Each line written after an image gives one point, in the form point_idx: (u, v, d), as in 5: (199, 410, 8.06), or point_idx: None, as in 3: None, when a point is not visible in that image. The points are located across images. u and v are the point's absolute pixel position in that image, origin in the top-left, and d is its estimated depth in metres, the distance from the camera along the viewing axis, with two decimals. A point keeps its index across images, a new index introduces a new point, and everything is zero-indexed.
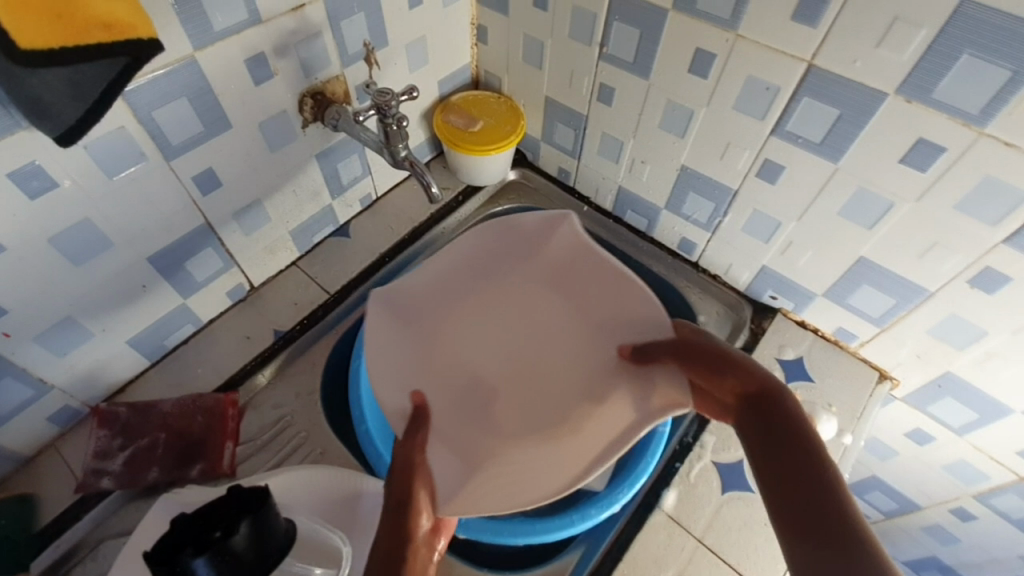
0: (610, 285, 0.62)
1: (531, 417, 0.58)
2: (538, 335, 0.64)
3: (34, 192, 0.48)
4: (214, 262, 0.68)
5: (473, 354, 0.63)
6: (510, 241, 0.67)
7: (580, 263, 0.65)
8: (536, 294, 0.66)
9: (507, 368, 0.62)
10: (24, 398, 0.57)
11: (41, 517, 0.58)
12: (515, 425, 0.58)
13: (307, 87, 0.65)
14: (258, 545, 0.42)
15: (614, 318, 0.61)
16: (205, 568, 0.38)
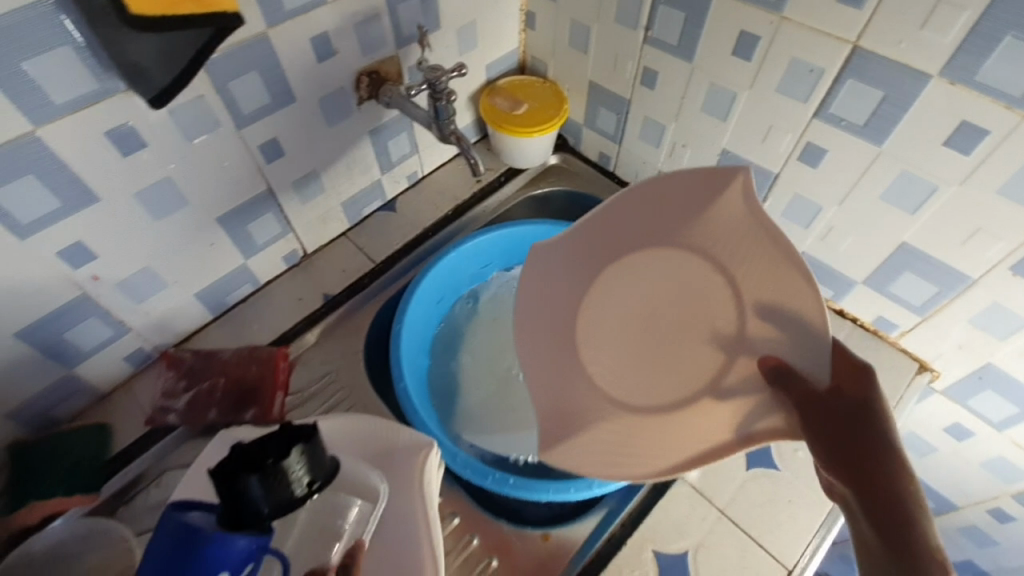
0: (767, 271, 0.56)
1: (641, 392, 0.64)
2: (665, 317, 0.66)
3: (126, 150, 0.54)
4: (273, 227, 0.73)
5: (598, 336, 0.68)
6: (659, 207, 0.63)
7: (740, 240, 0.58)
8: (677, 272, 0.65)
9: (632, 349, 0.67)
10: (105, 337, 0.64)
11: (117, 445, 0.65)
12: (623, 392, 0.65)
13: (363, 66, 0.69)
14: (304, 473, 0.45)
15: (782, 314, 0.55)
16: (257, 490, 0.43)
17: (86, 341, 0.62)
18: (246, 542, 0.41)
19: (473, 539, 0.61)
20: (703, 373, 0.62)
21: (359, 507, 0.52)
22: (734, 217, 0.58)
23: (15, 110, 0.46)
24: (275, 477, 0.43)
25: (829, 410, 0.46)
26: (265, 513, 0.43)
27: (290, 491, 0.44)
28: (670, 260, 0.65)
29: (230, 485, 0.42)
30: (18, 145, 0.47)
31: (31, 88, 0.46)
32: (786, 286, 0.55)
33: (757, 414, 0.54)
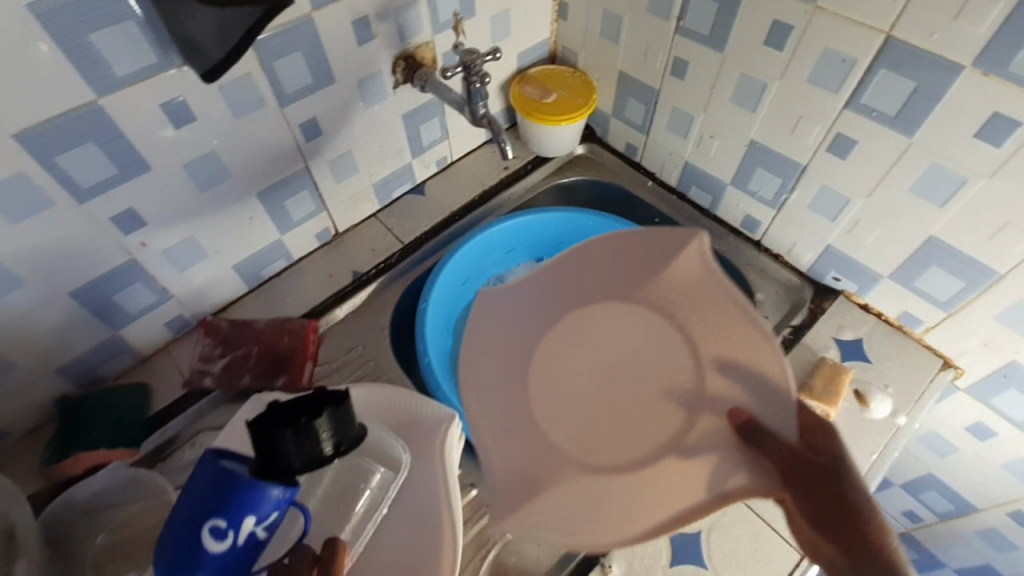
0: (720, 327, 0.59)
1: (600, 451, 0.62)
2: (618, 375, 0.66)
3: (178, 122, 0.57)
4: (308, 204, 0.76)
5: (551, 395, 0.66)
6: (613, 266, 0.66)
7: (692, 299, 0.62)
8: (630, 329, 0.67)
9: (586, 409, 0.66)
10: (150, 302, 0.67)
11: (156, 404, 0.69)
12: (580, 453, 0.62)
13: (400, 51, 0.71)
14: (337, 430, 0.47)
15: (735, 368, 0.56)
16: (292, 441, 0.44)
17: (132, 304, 0.66)
18: (279, 493, 0.44)
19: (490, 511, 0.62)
20: (661, 433, 0.60)
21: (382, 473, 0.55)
22: (694, 276, 0.61)
23: (82, 80, 0.49)
24: (308, 431, 0.45)
25: (810, 466, 0.42)
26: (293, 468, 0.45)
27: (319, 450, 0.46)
28: (627, 319, 0.67)
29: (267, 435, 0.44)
30: (82, 113, 0.51)
31: (97, 59, 0.49)
32: (736, 339, 0.57)
33: (726, 472, 0.50)
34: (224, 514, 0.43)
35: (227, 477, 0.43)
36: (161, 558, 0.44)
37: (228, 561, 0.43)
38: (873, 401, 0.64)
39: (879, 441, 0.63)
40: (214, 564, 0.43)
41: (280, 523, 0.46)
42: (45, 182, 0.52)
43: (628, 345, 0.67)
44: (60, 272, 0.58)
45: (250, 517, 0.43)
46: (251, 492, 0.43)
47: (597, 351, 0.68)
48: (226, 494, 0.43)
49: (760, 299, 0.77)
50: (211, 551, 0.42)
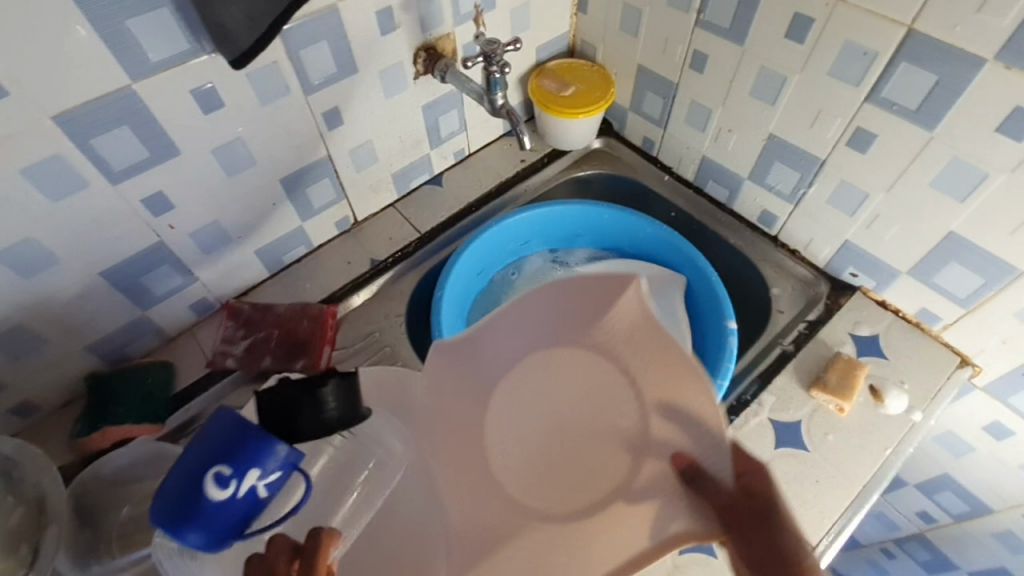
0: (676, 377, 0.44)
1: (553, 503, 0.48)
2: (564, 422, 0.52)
3: (207, 108, 0.59)
4: (328, 192, 0.78)
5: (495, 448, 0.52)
6: (552, 300, 0.51)
7: (639, 339, 0.47)
8: (572, 370, 0.52)
9: (534, 460, 0.51)
10: (176, 284, 0.69)
11: (180, 383, 0.71)
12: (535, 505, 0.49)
13: (421, 42, 0.73)
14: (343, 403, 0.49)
15: (686, 419, 0.43)
16: (303, 415, 0.47)
17: (159, 285, 0.68)
18: (286, 450, 0.44)
19: None
20: (608, 481, 0.47)
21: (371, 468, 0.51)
22: (634, 316, 0.48)
23: (118, 65, 0.51)
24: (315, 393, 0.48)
25: (749, 515, 0.40)
26: (298, 430, 0.47)
27: (325, 414, 0.48)
28: (568, 361, 0.52)
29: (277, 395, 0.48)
30: (118, 98, 0.53)
31: (133, 46, 0.51)
32: (687, 384, 0.43)
33: (666, 516, 0.42)
34: (231, 462, 0.42)
35: (241, 425, 0.42)
36: (155, 509, 0.41)
37: (225, 517, 0.41)
38: (887, 396, 0.64)
39: (894, 436, 0.63)
40: (212, 516, 0.41)
41: (282, 485, 0.45)
42: (80, 163, 0.54)
43: (569, 389, 0.52)
44: (91, 251, 0.60)
45: (256, 470, 0.42)
46: (261, 443, 0.42)
47: (538, 394, 0.53)
48: (236, 443, 0.42)
49: (776, 293, 0.77)
50: (214, 499, 0.41)
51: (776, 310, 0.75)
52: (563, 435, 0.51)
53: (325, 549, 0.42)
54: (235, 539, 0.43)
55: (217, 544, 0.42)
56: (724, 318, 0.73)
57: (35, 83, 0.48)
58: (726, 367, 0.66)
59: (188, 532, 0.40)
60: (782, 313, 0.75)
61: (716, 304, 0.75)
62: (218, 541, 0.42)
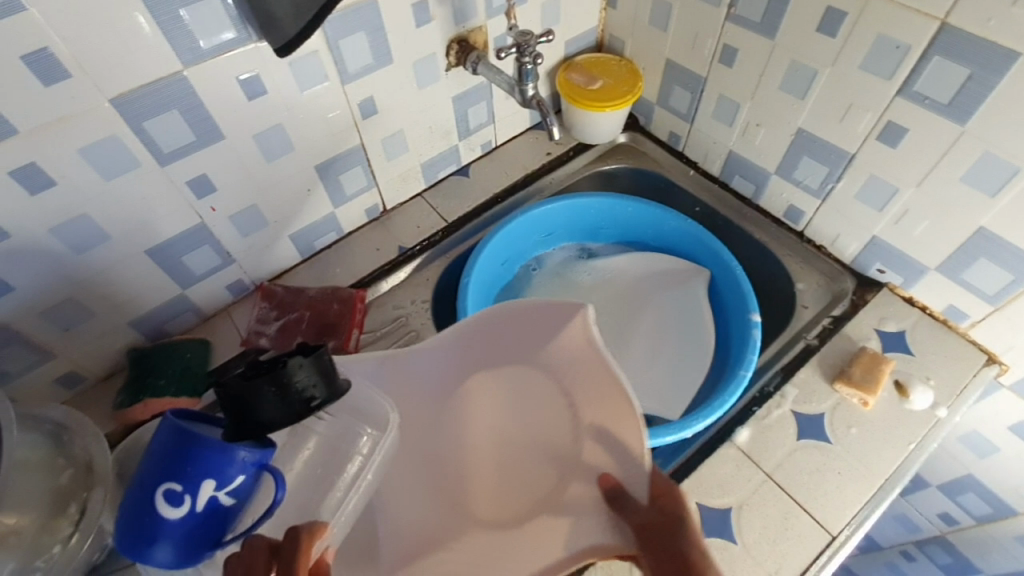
0: (608, 408, 0.49)
1: (495, 508, 0.55)
2: (516, 436, 0.57)
3: (251, 94, 0.61)
4: (360, 180, 0.80)
5: (455, 455, 0.59)
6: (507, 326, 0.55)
7: (581, 367, 0.52)
8: (525, 391, 0.57)
9: (486, 468, 0.58)
10: (214, 264, 0.72)
11: (216, 360, 0.74)
12: (481, 509, 0.55)
13: (454, 34, 0.74)
14: (310, 381, 0.45)
15: (614, 445, 0.48)
16: (267, 394, 0.44)
17: (199, 265, 0.71)
18: (248, 455, 0.44)
19: None
20: (543, 492, 0.53)
21: (369, 436, 0.53)
22: (577, 345, 0.52)
23: (171, 51, 0.54)
24: (279, 388, 0.44)
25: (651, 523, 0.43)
26: (269, 425, 0.45)
27: (296, 406, 0.45)
28: (522, 380, 0.57)
29: (238, 394, 0.44)
30: (169, 82, 0.55)
31: (186, 33, 0.54)
32: (619, 413, 0.48)
33: (580, 529, 0.47)
34: (181, 478, 0.43)
35: (186, 440, 0.43)
36: (120, 534, 0.44)
37: (190, 528, 0.44)
38: (912, 391, 0.64)
39: (918, 431, 0.62)
40: (172, 532, 0.43)
41: (250, 492, 0.46)
42: (132, 144, 0.57)
43: (522, 405, 0.57)
44: (138, 229, 0.63)
45: (211, 481, 0.44)
46: (214, 456, 0.43)
47: (497, 408, 0.59)
48: (183, 460, 0.43)
49: (800, 289, 0.77)
50: (169, 517, 0.43)
51: (800, 304, 0.75)
52: (514, 448, 0.58)
53: (305, 549, 0.42)
54: (207, 551, 0.45)
55: (187, 558, 0.44)
56: (748, 311, 0.73)
57: (97, 67, 0.51)
58: (748, 358, 0.66)
59: (156, 549, 0.43)
60: (807, 309, 0.75)
61: (741, 298, 0.76)
62: (189, 553, 0.45)
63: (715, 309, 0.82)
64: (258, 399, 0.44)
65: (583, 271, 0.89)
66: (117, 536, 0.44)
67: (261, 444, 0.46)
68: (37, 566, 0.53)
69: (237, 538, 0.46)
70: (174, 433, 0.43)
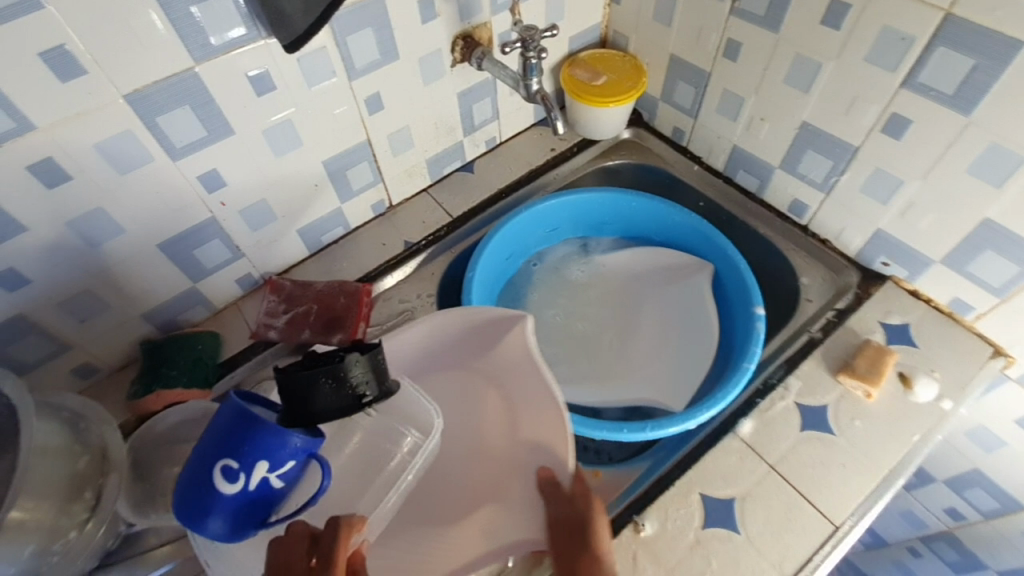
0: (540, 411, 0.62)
1: (429, 502, 0.61)
2: (450, 436, 0.66)
3: (260, 90, 0.62)
4: (367, 175, 0.81)
5: None
6: (459, 337, 0.68)
7: (520, 374, 0.65)
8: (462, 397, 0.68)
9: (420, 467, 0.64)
10: (224, 259, 0.73)
11: (225, 352, 0.75)
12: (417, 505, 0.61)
13: (460, 30, 0.75)
14: (363, 377, 0.50)
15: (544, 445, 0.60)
16: (324, 384, 0.48)
17: (209, 259, 0.72)
18: (300, 442, 0.47)
19: None
20: (477, 487, 0.61)
21: (412, 437, 0.60)
22: (517, 354, 0.65)
23: (183, 47, 0.55)
24: (334, 380, 0.49)
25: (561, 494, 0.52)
26: (320, 416, 0.49)
27: (347, 400, 0.49)
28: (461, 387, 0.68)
29: (295, 384, 0.48)
30: (181, 77, 0.56)
31: (197, 29, 0.55)
32: (551, 415, 0.60)
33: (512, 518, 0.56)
34: (238, 457, 0.45)
35: (245, 421, 0.45)
36: (177, 500, 0.47)
37: (243, 504, 0.47)
38: (916, 383, 0.64)
39: (922, 424, 0.62)
40: (226, 506, 0.46)
41: (296, 477, 0.49)
42: (145, 139, 0.58)
43: (458, 408, 0.67)
44: (151, 223, 0.64)
45: (266, 462, 0.46)
46: (271, 440, 0.46)
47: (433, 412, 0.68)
48: (241, 439, 0.45)
49: (804, 283, 0.77)
50: (225, 493, 0.45)
51: (804, 298, 0.75)
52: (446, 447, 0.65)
53: (344, 539, 0.45)
54: (255, 526, 0.48)
55: (237, 531, 0.47)
56: (752, 304, 0.73)
57: (112, 62, 0.52)
58: (751, 351, 0.67)
59: (209, 522, 0.46)
60: (810, 302, 0.75)
61: (744, 291, 0.76)
62: (239, 527, 0.47)
63: (718, 303, 0.82)
64: (314, 388, 0.48)
65: (577, 268, 0.90)
66: (176, 505, 0.47)
67: (312, 433, 0.49)
68: (53, 552, 0.55)
69: (281, 519, 0.49)
70: (236, 413, 0.45)
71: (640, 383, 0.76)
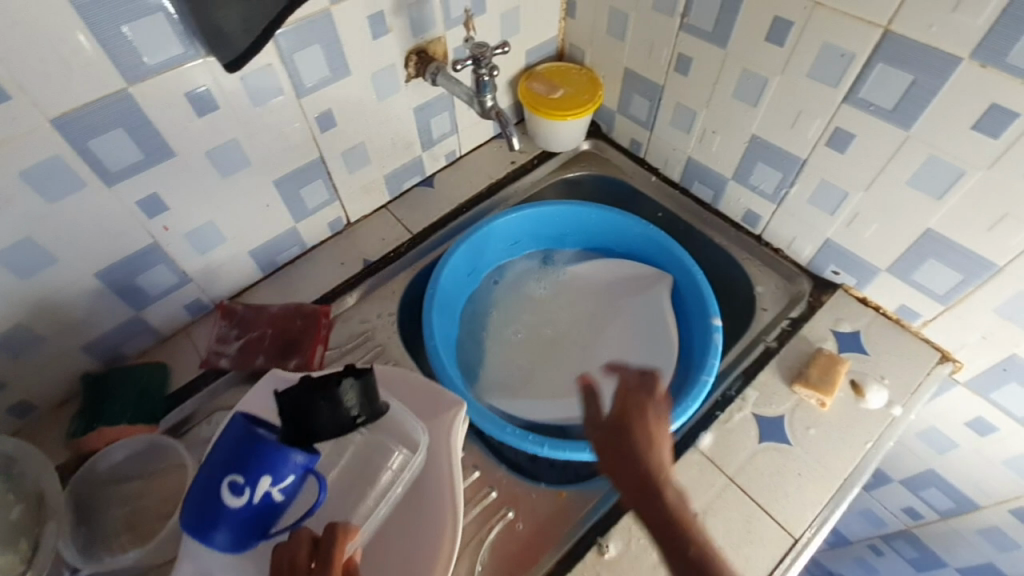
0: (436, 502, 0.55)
1: None
2: None
3: (201, 110, 0.60)
4: (321, 194, 0.79)
5: None
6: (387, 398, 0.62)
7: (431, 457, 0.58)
8: None
9: None
10: (171, 283, 0.71)
11: (173, 383, 0.72)
12: None
13: (413, 46, 0.74)
14: (356, 400, 0.49)
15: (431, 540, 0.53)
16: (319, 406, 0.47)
17: (154, 285, 0.69)
18: (301, 458, 0.47)
19: (491, 491, 0.64)
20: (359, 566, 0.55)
21: (402, 454, 0.56)
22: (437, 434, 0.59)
23: (114, 68, 0.53)
24: (329, 402, 0.47)
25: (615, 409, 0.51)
26: (317, 436, 0.48)
27: (343, 421, 0.48)
28: None
29: (294, 405, 0.47)
30: (114, 99, 0.54)
31: (129, 49, 0.52)
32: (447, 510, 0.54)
33: None
34: (244, 471, 0.45)
35: (251, 436, 0.46)
36: (183, 513, 0.46)
37: (246, 519, 0.46)
38: (868, 390, 0.65)
39: (874, 431, 0.63)
40: (230, 519, 0.46)
41: (296, 490, 0.49)
42: (77, 165, 0.55)
43: None
44: (88, 251, 0.61)
45: (269, 476, 0.46)
46: (273, 455, 0.46)
47: None
48: (248, 453, 0.46)
49: (759, 291, 0.78)
50: (231, 506, 0.45)
51: (760, 307, 0.76)
52: None
53: (341, 544, 0.45)
54: (257, 538, 0.48)
55: (239, 545, 0.46)
56: (710, 315, 0.74)
57: (34, 86, 0.49)
58: (710, 363, 0.67)
59: (214, 534, 0.45)
60: (766, 311, 0.76)
61: (702, 302, 0.76)
62: (242, 540, 0.47)
63: (679, 312, 0.82)
64: (309, 410, 0.47)
65: (535, 287, 0.90)
66: (183, 517, 0.46)
67: (309, 449, 0.48)
68: None
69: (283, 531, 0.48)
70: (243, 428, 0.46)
71: (598, 399, 0.76)
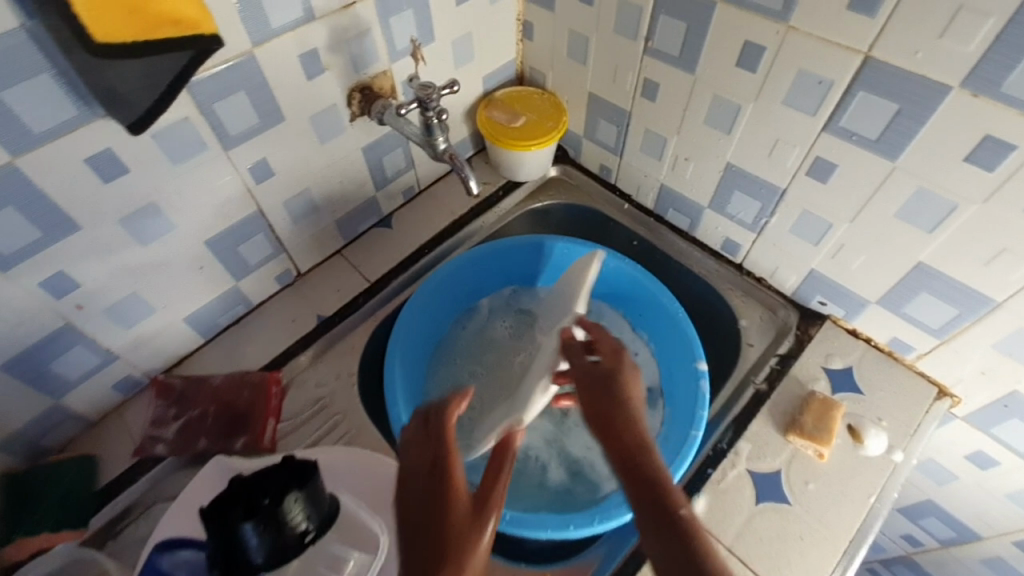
0: None
1: None
2: None
3: (107, 176, 0.53)
4: (264, 248, 0.72)
5: None
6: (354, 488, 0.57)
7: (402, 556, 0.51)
8: None
9: None
10: (93, 365, 0.63)
11: (103, 476, 0.64)
12: None
13: (356, 82, 0.67)
14: (302, 518, 0.46)
15: None
16: (255, 535, 0.43)
17: (73, 369, 0.61)
18: None
19: None
20: None
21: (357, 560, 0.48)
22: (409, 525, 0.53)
23: None
24: (269, 530, 0.44)
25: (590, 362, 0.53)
26: (258, 563, 0.44)
27: (286, 539, 0.45)
28: None
29: (226, 537, 0.43)
30: None
31: (7, 117, 0.45)
32: None
33: None
34: None
35: None
36: None
37: None
38: (866, 435, 0.61)
39: (875, 481, 0.59)
40: None
41: None
42: None
43: None
44: None
45: None
46: None
47: None
48: None
49: (744, 325, 0.74)
50: None
51: (745, 343, 0.72)
52: None
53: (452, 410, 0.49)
54: None
55: None
56: (695, 358, 0.69)
57: None
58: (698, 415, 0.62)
59: None
60: (752, 346, 0.71)
61: (686, 342, 0.71)
62: None
63: (662, 350, 0.77)
64: (245, 541, 0.43)
65: (502, 327, 0.85)
66: None
67: None
68: None
69: None
70: None
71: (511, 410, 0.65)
